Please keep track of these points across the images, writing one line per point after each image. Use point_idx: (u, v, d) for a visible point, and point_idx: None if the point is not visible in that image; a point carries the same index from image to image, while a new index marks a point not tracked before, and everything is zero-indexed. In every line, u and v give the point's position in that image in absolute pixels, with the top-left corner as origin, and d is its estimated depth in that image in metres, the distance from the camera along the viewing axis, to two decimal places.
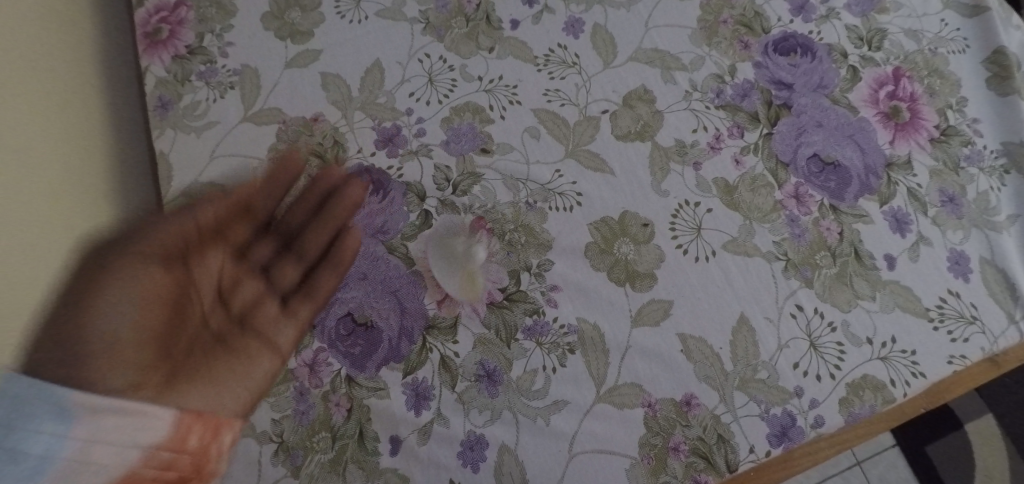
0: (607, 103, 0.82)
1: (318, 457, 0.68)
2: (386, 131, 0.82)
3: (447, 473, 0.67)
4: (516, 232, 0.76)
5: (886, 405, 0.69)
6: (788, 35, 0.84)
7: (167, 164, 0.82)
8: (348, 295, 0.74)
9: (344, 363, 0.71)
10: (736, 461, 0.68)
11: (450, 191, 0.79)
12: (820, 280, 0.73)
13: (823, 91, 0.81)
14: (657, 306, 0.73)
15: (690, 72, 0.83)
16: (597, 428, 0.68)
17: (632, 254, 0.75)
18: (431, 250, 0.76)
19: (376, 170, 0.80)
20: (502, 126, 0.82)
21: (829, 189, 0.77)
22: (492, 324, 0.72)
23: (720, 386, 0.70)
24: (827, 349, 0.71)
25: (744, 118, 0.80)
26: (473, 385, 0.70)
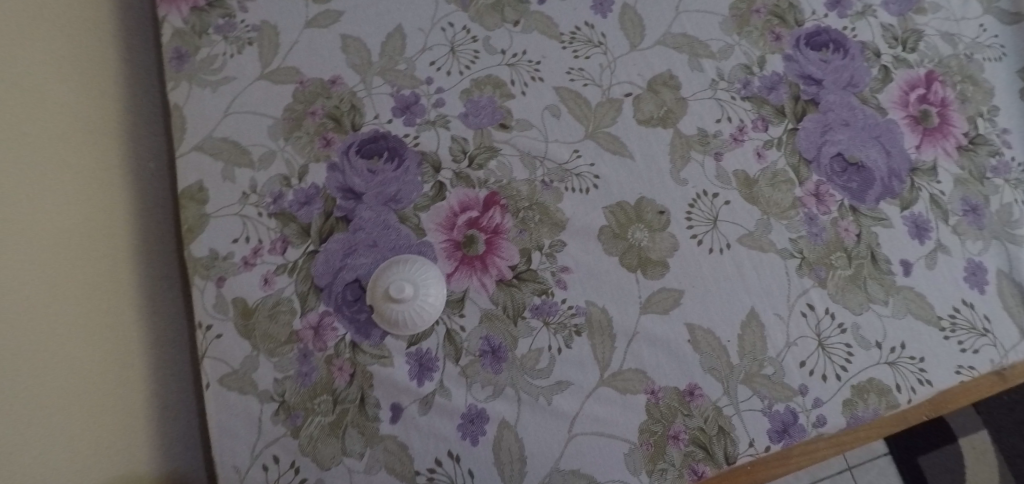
0: (631, 87, 0.81)
1: (318, 420, 0.69)
2: (404, 99, 0.80)
3: (445, 445, 0.68)
4: (530, 211, 0.75)
5: (890, 409, 0.69)
6: (821, 29, 0.82)
7: (181, 116, 0.80)
8: (356, 262, 0.73)
9: (349, 328, 0.71)
10: (735, 454, 0.68)
11: (467, 164, 0.78)
12: (835, 280, 0.72)
13: (853, 89, 0.79)
14: (667, 295, 0.72)
15: (718, 60, 0.81)
16: (599, 412, 0.68)
17: (645, 241, 0.74)
18: (443, 223, 0.75)
19: (392, 138, 0.79)
20: (523, 102, 0.80)
21: (850, 189, 0.76)
22: (500, 301, 0.72)
23: (725, 379, 0.69)
24: (835, 350, 0.70)
25: (770, 111, 0.79)
26: (476, 360, 0.70)
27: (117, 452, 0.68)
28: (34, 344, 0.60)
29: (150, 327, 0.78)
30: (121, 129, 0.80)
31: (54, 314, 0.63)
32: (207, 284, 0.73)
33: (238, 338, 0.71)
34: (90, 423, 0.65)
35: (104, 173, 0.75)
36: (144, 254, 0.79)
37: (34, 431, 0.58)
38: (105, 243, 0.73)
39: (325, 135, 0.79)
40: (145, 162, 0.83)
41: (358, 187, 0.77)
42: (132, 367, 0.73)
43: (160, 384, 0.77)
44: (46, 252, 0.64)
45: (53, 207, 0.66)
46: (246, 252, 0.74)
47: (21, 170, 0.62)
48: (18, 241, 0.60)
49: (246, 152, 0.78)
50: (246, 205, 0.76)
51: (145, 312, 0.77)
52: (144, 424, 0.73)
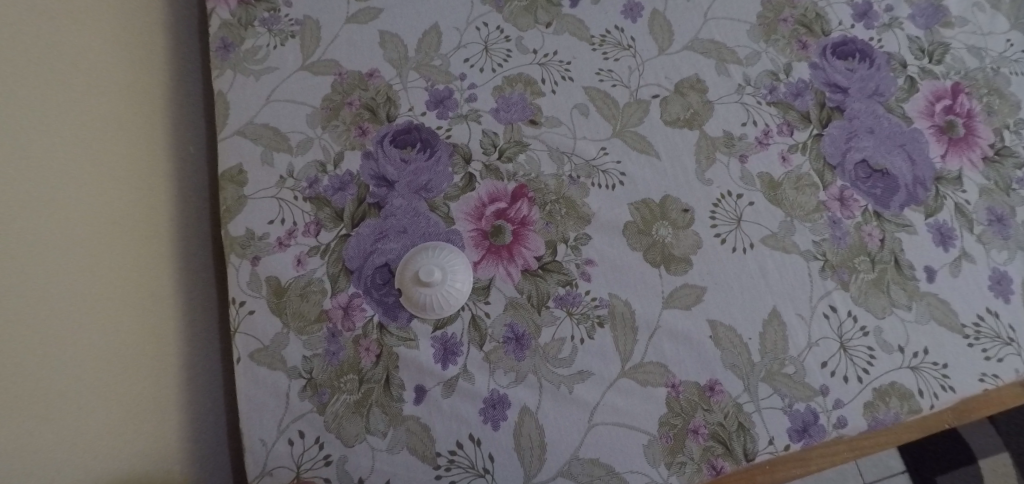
0: (658, 89, 0.82)
1: (344, 398, 0.70)
2: (437, 93, 0.83)
3: (466, 428, 0.69)
4: (556, 204, 0.77)
5: (911, 414, 0.69)
6: (848, 40, 0.83)
7: (224, 103, 0.83)
8: (387, 246, 0.75)
9: (378, 310, 0.73)
10: (754, 451, 0.68)
11: (496, 157, 0.80)
12: (858, 283, 0.73)
13: (878, 98, 0.80)
14: (689, 291, 0.73)
15: (745, 66, 0.83)
16: (619, 402, 0.69)
17: (669, 237, 0.75)
18: (472, 212, 0.77)
19: (425, 130, 0.81)
20: (552, 100, 0.82)
21: (875, 195, 0.76)
22: (525, 290, 0.73)
23: (746, 376, 0.70)
24: (857, 352, 0.70)
25: (795, 117, 0.80)
26: (500, 347, 0.71)
27: (145, 438, 0.70)
28: (63, 325, 0.61)
29: (188, 308, 0.80)
30: (166, 120, 0.83)
31: (88, 298, 0.65)
32: (242, 262, 0.75)
33: (270, 315, 0.73)
34: (119, 407, 0.67)
35: (146, 166, 0.78)
36: (181, 246, 0.81)
37: (59, 410, 0.60)
38: (142, 232, 0.75)
39: (361, 124, 0.82)
40: (187, 156, 0.85)
41: (391, 176, 0.79)
42: (166, 354, 0.75)
43: (193, 364, 0.79)
44: (81, 237, 0.66)
45: (91, 194, 0.68)
46: (281, 233, 0.76)
47: (59, 157, 0.65)
48: (51, 225, 0.62)
49: (285, 138, 0.81)
50: (283, 189, 0.78)
51: (183, 294, 0.79)
52: (174, 410, 0.75)
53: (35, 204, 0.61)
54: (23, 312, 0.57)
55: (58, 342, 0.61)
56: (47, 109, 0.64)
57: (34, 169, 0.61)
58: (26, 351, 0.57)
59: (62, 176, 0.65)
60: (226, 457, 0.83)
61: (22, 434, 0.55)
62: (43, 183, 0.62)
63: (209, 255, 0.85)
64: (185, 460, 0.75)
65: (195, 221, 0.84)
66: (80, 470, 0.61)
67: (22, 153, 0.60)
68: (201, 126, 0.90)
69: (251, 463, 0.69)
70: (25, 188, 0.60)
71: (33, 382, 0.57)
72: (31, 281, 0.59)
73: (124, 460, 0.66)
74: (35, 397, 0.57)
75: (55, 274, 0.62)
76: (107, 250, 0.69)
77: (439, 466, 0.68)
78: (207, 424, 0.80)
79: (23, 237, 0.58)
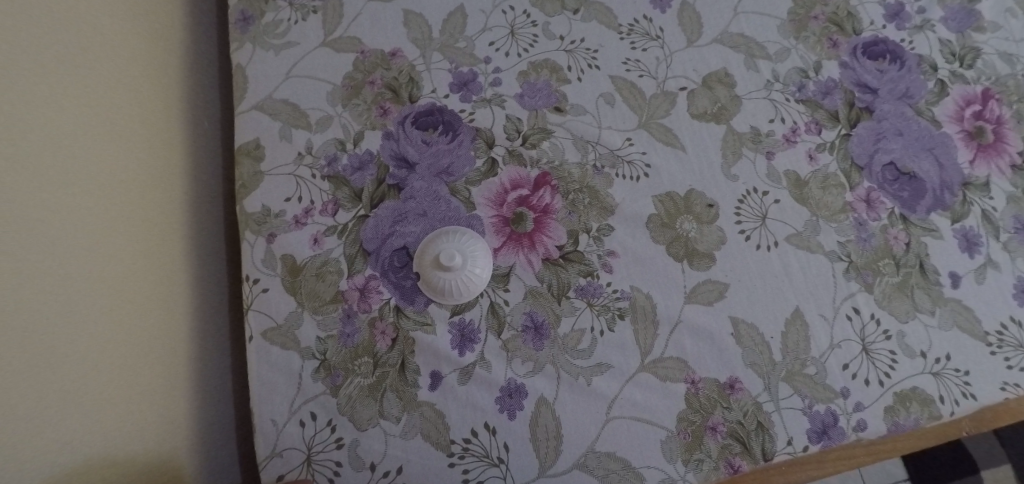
0: (686, 81, 0.81)
1: (358, 381, 0.69)
2: (462, 75, 0.80)
3: (482, 416, 0.68)
4: (580, 193, 0.76)
5: (931, 420, 0.69)
6: (879, 40, 0.82)
7: (242, 76, 0.80)
8: (406, 229, 0.74)
9: (394, 293, 0.72)
10: (773, 451, 0.67)
11: (520, 143, 0.78)
12: (882, 286, 0.72)
13: (908, 101, 0.80)
14: (711, 287, 0.72)
15: (774, 62, 0.82)
16: (638, 396, 0.68)
17: (693, 232, 0.74)
18: (494, 198, 0.76)
19: (448, 112, 0.79)
20: (578, 88, 0.81)
21: (901, 198, 0.75)
22: (546, 279, 0.72)
23: (767, 375, 0.69)
24: (879, 355, 0.70)
25: (824, 116, 0.79)
26: (518, 335, 0.70)
27: (151, 429, 0.67)
28: (69, 308, 0.58)
29: (198, 287, 0.78)
30: (180, 95, 0.80)
31: (96, 279, 0.62)
32: (257, 240, 0.73)
33: (284, 295, 0.71)
34: (125, 396, 0.64)
35: (159, 146, 0.75)
36: (193, 227, 0.79)
37: (64, 398, 0.57)
38: (155, 214, 0.72)
39: (382, 104, 0.79)
40: (201, 135, 0.83)
41: (412, 157, 0.77)
42: (175, 341, 0.72)
43: (201, 345, 0.77)
44: (91, 215, 0.63)
45: (101, 171, 0.65)
46: (298, 211, 0.74)
47: (75, 124, 0.62)
48: (59, 201, 0.59)
49: (304, 114, 0.78)
50: (301, 166, 0.76)
51: (193, 273, 0.77)
52: (183, 392, 0.73)
53: (43, 178, 0.57)
54: (28, 292, 0.54)
55: (64, 325, 0.58)
56: (60, 75, 0.61)
57: (42, 141, 0.58)
58: (30, 335, 0.54)
59: (79, 144, 0.62)
60: (231, 436, 0.81)
61: (34, 410, 0.53)
62: (62, 151, 0.60)
63: (220, 232, 0.83)
64: (190, 446, 0.73)
65: (207, 200, 0.82)
66: (90, 450, 0.59)
67: (29, 124, 0.57)
68: (215, 99, 0.87)
69: (262, 444, 0.67)
70: (32, 161, 0.56)
71: (37, 368, 0.54)
72: (38, 259, 0.56)
73: (128, 451, 0.63)
74: (38, 383, 0.54)
75: (63, 252, 0.59)
76: (117, 231, 0.66)
77: (453, 454, 0.67)
78: (213, 407, 0.78)
79: (28, 213, 0.55)
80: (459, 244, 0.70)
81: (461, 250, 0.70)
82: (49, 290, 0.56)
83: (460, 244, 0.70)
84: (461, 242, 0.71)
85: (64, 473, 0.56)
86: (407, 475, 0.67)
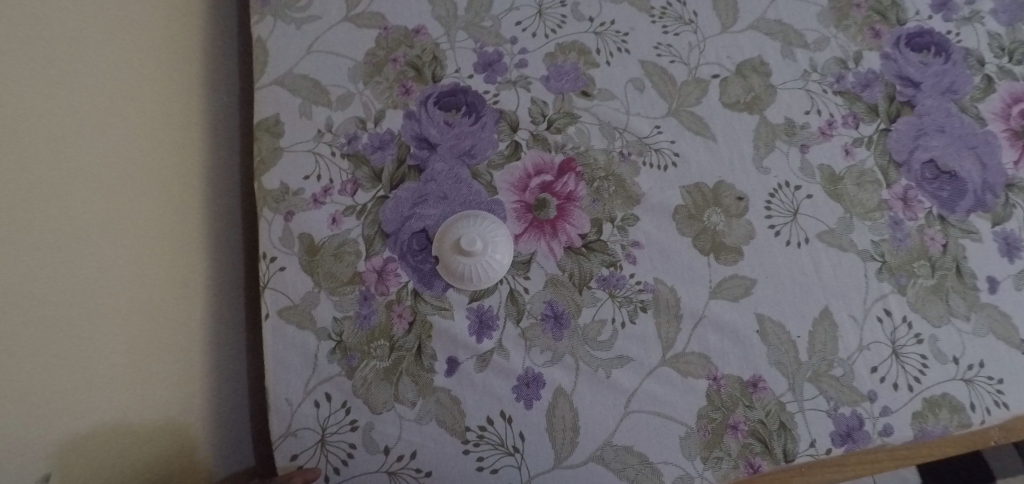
0: (719, 68, 0.78)
1: (373, 364, 0.68)
2: (487, 55, 0.78)
3: (498, 404, 0.67)
4: (605, 181, 0.74)
5: (960, 428, 0.67)
6: (923, 31, 0.79)
7: (263, 50, 0.78)
8: (425, 212, 0.72)
9: (412, 277, 0.70)
10: (795, 452, 0.65)
11: (545, 127, 0.76)
12: (915, 288, 0.70)
13: (952, 96, 0.76)
14: (738, 283, 0.70)
15: (812, 51, 0.78)
16: (658, 391, 0.67)
17: (721, 225, 0.72)
18: (516, 183, 0.73)
19: (472, 93, 0.77)
20: (607, 72, 0.78)
21: (940, 198, 0.73)
22: (567, 268, 0.70)
23: (791, 375, 0.67)
24: (909, 359, 0.67)
25: (862, 109, 0.76)
26: (537, 324, 0.69)
27: (166, 409, 0.66)
28: (82, 282, 0.57)
29: (217, 264, 0.76)
30: (200, 68, 0.79)
31: (110, 254, 0.60)
32: (275, 217, 0.72)
33: (301, 274, 0.70)
34: (141, 375, 0.62)
35: (179, 121, 0.73)
36: (212, 204, 0.77)
37: (76, 374, 0.55)
38: (174, 190, 0.71)
39: (404, 83, 0.77)
40: (221, 112, 0.81)
41: (434, 138, 0.75)
42: (193, 321, 0.71)
43: (220, 323, 0.76)
44: (107, 188, 0.61)
45: (119, 143, 0.63)
46: (316, 190, 0.73)
47: (94, 93, 0.61)
48: (72, 171, 0.57)
49: (325, 91, 0.76)
50: (321, 144, 0.74)
51: (212, 249, 0.76)
52: (201, 370, 0.71)
53: (55, 147, 0.56)
54: (41, 262, 0.53)
55: (76, 299, 0.56)
56: (77, 42, 0.59)
57: (54, 108, 0.56)
58: (40, 307, 0.52)
59: (97, 113, 0.61)
60: (246, 419, 0.80)
61: (46, 384, 0.52)
62: (78, 120, 0.59)
63: (238, 208, 0.82)
64: (206, 428, 0.72)
65: (227, 178, 0.80)
66: (105, 425, 0.58)
67: (44, 90, 0.55)
68: (233, 73, 0.86)
69: (276, 423, 0.67)
70: (45, 128, 0.55)
71: (45, 341, 0.53)
72: (49, 230, 0.54)
73: (142, 431, 0.62)
74: (47, 356, 0.53)
75: (78, 223, 0.57)
76: (136, 205, 0.64)
77: (467, 441, 0.66)
78: (228, 390, 0.76)
79: (40, 182, 0.53)
80: (480, 229, 0.69)
81: (482, 235, 0.68)
82: (63, 262, 0.55)
83: (481, 229, 0.69)
84: (482, 227, 0.69)
85: (73, 452, 0.54)
86: (421, 461, 0.66)
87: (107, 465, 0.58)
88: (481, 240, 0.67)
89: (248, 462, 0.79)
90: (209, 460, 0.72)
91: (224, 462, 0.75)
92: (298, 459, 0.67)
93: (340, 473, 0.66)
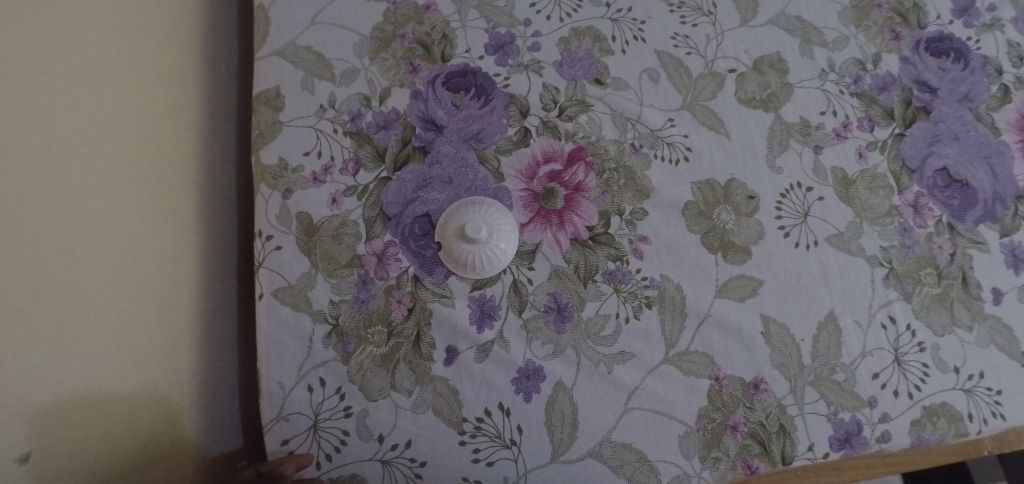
0: (735, 63, 0.76)
1: (370, 349, 0.66)
2: (498, 36, 0.75)
3: (497, 396, 0.65)
4: (615, 173, 0.72)
5: (957, 437, 0.67)
6: (944, 36, 0.78)
7: (264, 18, 0.74)
8: (429, 196, 0.70)
9: (413, 262, 0.68)
10: (792, 455, 0.65)
11: (556, 114, 0.74)
12: (921, 296, 0.69)
13: (968, 104, 0.76)
14: (745, 283, 0.69)
15: (831, 50, 0.77)
16: (659, 389, 0.66)
17: (731, 223, 0.71)
18: (524, 171, 0.71)
19: (481, 75, 0.74)
20: (622, 60, 0.76)
21: (951, 206, 0.72)
22: (573, 260, 0.69)
23: (794, 378, 0.67)
24: (911, 367, 0.67)
25: (878, 112, 0.75)
26: (540, 316, 0.67)
27: (153, 386, 0.63)
28: (66, 248, 0.54)
29: (210, 242, 0.74)
30: (197, 34, 0.75)
31: (99, 223, 0.57)
32: (273, 194, 0.69)
33: (298, 255, 0.68)
34: (128, 350, 0.60)
35: (172, 86, 0.69)
36: (205, 177, 0.74)
37: (66, 352, 0.53)
38: (166, 159, 0.67)
39: (412, 60, 0.74)
40: (217, 81, 0.78)
41: (440, 120, 0.72)
42: (182, 296, 0.68)
43: (211, 303, 0.73)
44: (95, 150, 0.57)
45: (108, 104, 0.60)
46: (317, 167, 0.70)
47: (86, 57, 0.58)
48: (61, 132, 0.54)
49: (328, 65, 0.73)
50: (323, 120, 0.71)
51: (205, 226, 0.73)
52: (191, 350, 0.69)
53: (47, 113, 0.53)
54: (31, 233, 0.50)
55: (60, 266, 0.53)
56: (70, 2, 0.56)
57: (40, 61, 0.52)
58: (24, 272, 0.49)
59: (91, 78, 0.58)
60: (236, 401, 0.77)
61: (36, 360, 0.50)
62: (70, 84, 0.55)
63: (233, 182, 0.79)
64: (194, 408, 0.69)
65: (221, 150, 0.77)
66: (96, 406, 0.55)
67: (34, 49, 0.52)
68: (231, 41, 0.82)
69: (268, 406, 0.65)
70: (28, 82, 0.51)
71: (34, 313, 0.50)
72: (33, 190, 0.51)
73: (128, 409, 0.59)
74: (29, 324, 0.50)
75: (70, 194, 0.54)
76: (125, 171, 0.61)
77: (464, 432, 0.65)
78: (218, 371, 0.74)
79: (24, 138, 0.50)
80: (485, 215, 0.67)
81: (487, 221, 0.66)
82: (53, 234, 0.52)
83: (485, 216, 0.67)
84: (486, 213, 0.67)
85: (56, 427, 0.51)
86: (416, 450, 0.65)
87: (91, 442, 0.55)
88: (486, 228, 0.65)
89: (237, 445, 0.77)
90: (196, 442, 0.69)
91: (212, 444, 0.72)
92: (289, 444, 0.65)
93: (333, 460, 0.65)
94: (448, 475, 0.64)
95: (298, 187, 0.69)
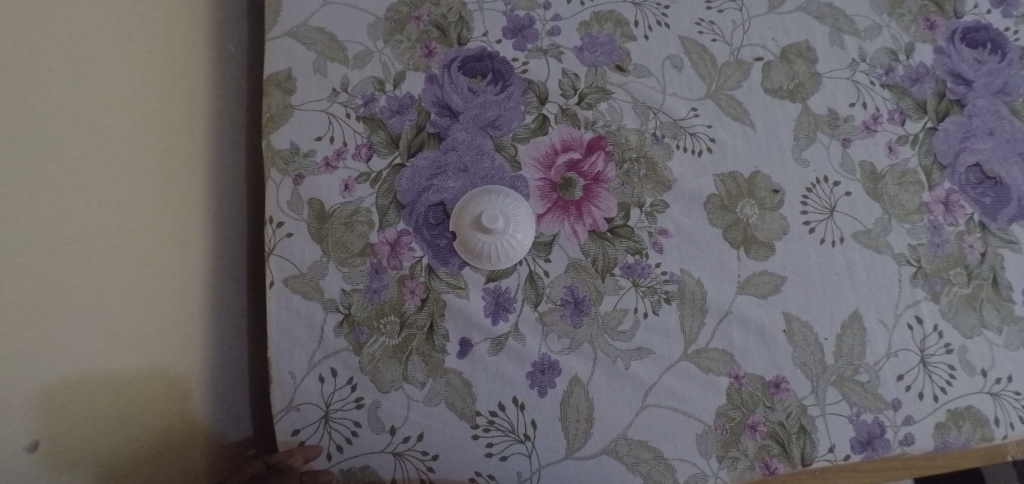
0: (763, 51, 0.73)
1: (382, 340, 0.65)
2: (517, 20, 0.73)
3: (510, 390, 0.64)
4: (636, 163, 0.70)
5: (981, 441, 0.66)
6: (981, 26, 0.75)
7: None
8: (444, 184, 0.68)
9: (427, 252, 0.67)
10: (812, 456, 0.64)
11: (575, 101, 0.71)
12: (949, 296, 0.67)
13: (1004, 98, 0.73)
14: (768, 279, 0.67)
15: (862, 39, 0.74)
16: (676, 386, 0.65)
17: (754, 218, 0.68)
18: (542, 160, 0.69)
19: (499, 60, 0.71)
20: (644, 46, 0.73)
21: (983, 204, 0.70)
22: (591, 252, 0.67)
23: (816, 377, 0.65)
24: (937, 369, 0.66)
25: (910, 105, 0.72)
26: (556, 309, 0.66)
27: (163, 372, 0.62)
28: (69, 230, 0.52)
29: (220, 228, 0.72)
30: (206, 14, 0.73)
31: (108, 209, 0.56)
32: (284, 179, 0.67)
33: (309, 242, 0.66)
34: (134, 335, 0.58)
35: (177, 63, 0.67)
36: (214, 160, 0.72)
37: (75, 339, 0.52)
38: (176, 143, 0.66)
39: (427, 44, 0.72)
40: (227, 62, 0.76)
41: (456, 105, 0.70)
42: (193, 283, 0.67)
43: (221, 290, 0.72)
44: (96, 129, 0.55)
45: (110, 80, 0.57)
46: (329, 153, 0.68)
47: (96, 38, 0.56)
48: (70, 115, 0.53)
49: (341, 47, 0.71)
50: (335, 104, 0.69)
51: (214, 211, 0.71)
52: (201, 338, 0.68)
53: (55, 94, 0.51)
54: (39, 216, 0.49)
55: (67, 249, 0.52)
56: None
57: (37, 34, 0.50)
58: (23, 256, 0.47)
59: (100, 59, 0.56)
60: (245, 389, 0.76)
61: (45, 347, 0.49)
62: (78, 64, 0.54)
63: (242, 167, 0.77)
64: (203, 394, 0.68)
65: (231, 134, 0.75)
66: (104, 394, 0.54)
67: (40, 27, 0.50)
68: (241, 21, 0.80)
69: (278, 395, 0.64)
70: (25, 57, 0.49)
71: (42, 299, 0.49)
72: (32, 170, 0.49)
73: (134, 395, 0.58)
74: (31, 310, 0.48)
75: (78, 177, 0.53)
76: (129, 150, 0.59)
77: (477, 426, 0.64)
78: (227, 358, 0.73)
79: (21, 116, 0.48)
80: (502, 204, 0.65)
81: (505, 210, 0.64)
82: (63, 219, 0.51)
83: (503, 204, 0.65)
84: (503, 202, 0.65)
85: (59, 413, 0.50)
86: (428, 443, 0.64)
87: (97, 430, 0.54)
88: (504, 217, 0.64)
89: (246, 433, 0.76)
90: (205, 430, 0.68)
91: (220, 432, 0.71)
92: (300, 435, 0.64)
93: (344, 451, 0.64)
94: (461, 469, 0.64)
95: (309, 172, 0.68)
